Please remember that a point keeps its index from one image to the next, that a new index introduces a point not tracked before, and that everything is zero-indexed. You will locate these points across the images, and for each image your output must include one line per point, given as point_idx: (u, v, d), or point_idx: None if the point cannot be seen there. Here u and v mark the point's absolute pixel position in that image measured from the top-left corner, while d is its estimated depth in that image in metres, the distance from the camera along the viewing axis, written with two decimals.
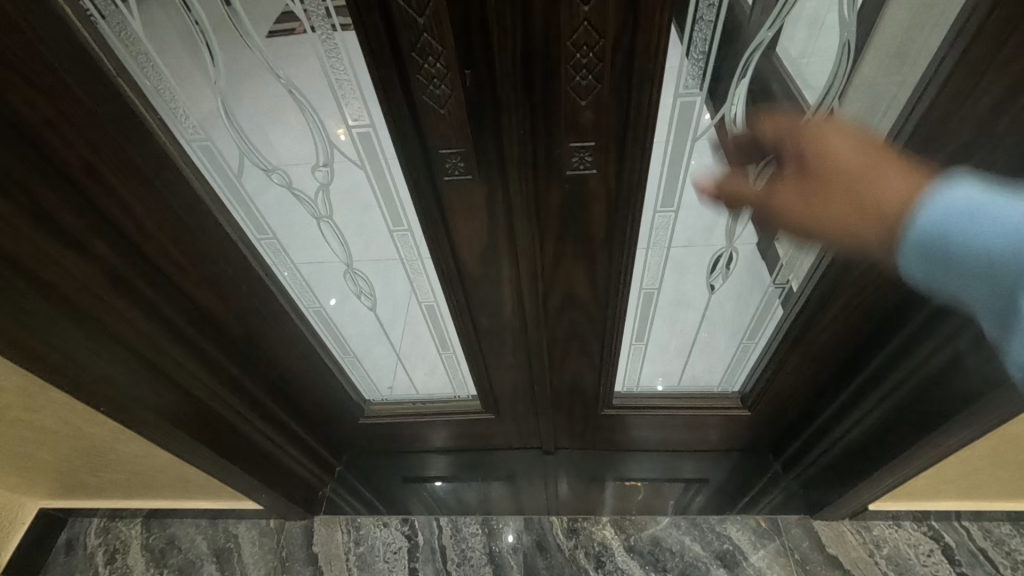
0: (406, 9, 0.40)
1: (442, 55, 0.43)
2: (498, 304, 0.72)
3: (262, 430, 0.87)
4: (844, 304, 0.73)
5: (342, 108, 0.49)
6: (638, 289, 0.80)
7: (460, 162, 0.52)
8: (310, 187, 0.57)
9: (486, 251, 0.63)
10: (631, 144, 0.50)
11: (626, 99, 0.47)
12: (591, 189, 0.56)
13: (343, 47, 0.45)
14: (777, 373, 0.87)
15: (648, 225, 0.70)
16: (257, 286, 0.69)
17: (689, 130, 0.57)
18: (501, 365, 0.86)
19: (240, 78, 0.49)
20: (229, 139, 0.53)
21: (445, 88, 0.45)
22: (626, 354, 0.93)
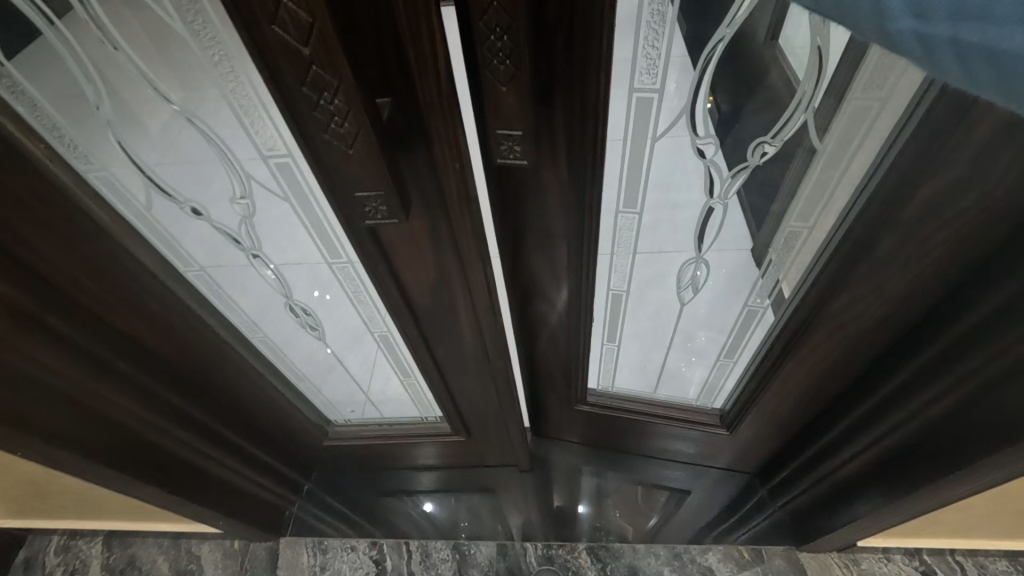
0: (285, 36, 0.32)
1: (338, 90, 0.35)
2: (457, 333, 0.67)
3: (215, 456, 0.82)
4: (828, 331, 0.69)
5: (253, 138, 0.43)
6: (605, 289, 0.77)
7: (382, 206, 0.45)
8: (231, 220, 0.51)
9: (438, 283, 0.58)
10: (578, 137, 0.54)
11: (562, 93, 0.52)
12: (540, 167, 0.60)
13: (240, 67, 0.38)
14: (761, 395, 0.83)
15: (611, 229, 0.67)
16: (190, 318, 0.63)
17: (647, 123, 0.54)
18: (468, 391, 0.82)
19: (132, 107, 0.42)
20: (131, 169, 0.45)
21: (351, 129, 0.37)
22: (597, 354, 0.91)
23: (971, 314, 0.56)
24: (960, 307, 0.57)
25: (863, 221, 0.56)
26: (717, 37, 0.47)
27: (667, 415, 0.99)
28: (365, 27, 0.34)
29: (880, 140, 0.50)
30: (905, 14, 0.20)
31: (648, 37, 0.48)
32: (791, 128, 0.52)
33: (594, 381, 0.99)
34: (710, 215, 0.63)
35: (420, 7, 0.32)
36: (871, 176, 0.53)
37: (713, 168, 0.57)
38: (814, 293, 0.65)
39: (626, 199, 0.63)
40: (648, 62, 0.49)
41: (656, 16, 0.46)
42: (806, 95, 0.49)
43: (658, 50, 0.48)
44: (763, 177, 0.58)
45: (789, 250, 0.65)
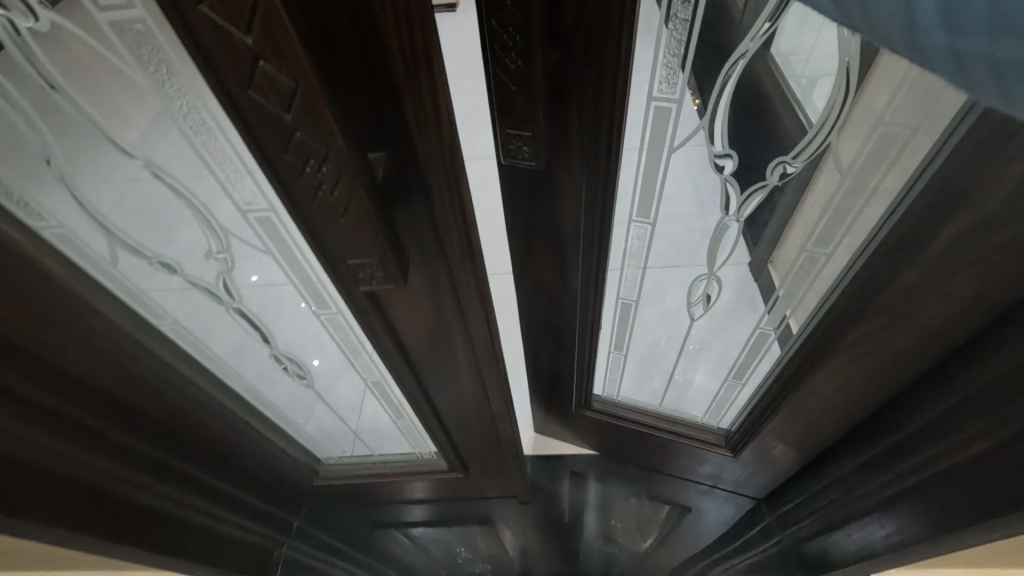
0: (262, 102, 0.27)
1: (328, 157, 0.30)
2: (457, 378, 0.63)
3: (208, 510, 0.76)
4: (842, 360, 0.67)
5: (230, 192, 0.39)
6: (615, 298, 0.84)
7: (377, 272, 0.40)
8: (208, 275, 0.46)
9: (435, 333, 0.54)
10: (588, 153, 0.58)
11: (576, 110, 0.55)
12: (550, 171, 0.63)
13: (209, 120, 0.34)
14: (771, 418, 0.83)
15: (625, 238, 0.73)
16: (167, 372, 0.58)
17: (666, 135, 0.58)
18: (468, 431, 0.78)
19: (89, 164, 0.36)
20: (91, 227, 0.40)
21: (345, 198, 0.32)
22: (605, 359, 0.98)
23: (1005, 358, 0.52)
24: (994, 347, 0.54)
25: (884, 250, 0.54)
26: (739, 55, 0.50)
27: (671, 423, 1.06)
28: (356, 74, 0.29)
29: (904, 178, 0.50)
30: (937, 28, 0.20)
31: (670, 45, 0.50)
32: (810, 151, 0.55)
33: (599, 388, 1.08)
34: (724, 231, 0.68)
35: (413, 49, 0.29)
36: (898, 204, 0.52)
37: (730, 185, 0.62)
38: (829, 325, 0.65)
39: (639, 209, 0.68)
40: (669, 69, 0.52)
41: (678, 32, 0.49)
42: (821, 123, 0.52)
43: (678, 59, 0.51)
44: (778, 199, 0.62)
45: (798, 278, 0.68)
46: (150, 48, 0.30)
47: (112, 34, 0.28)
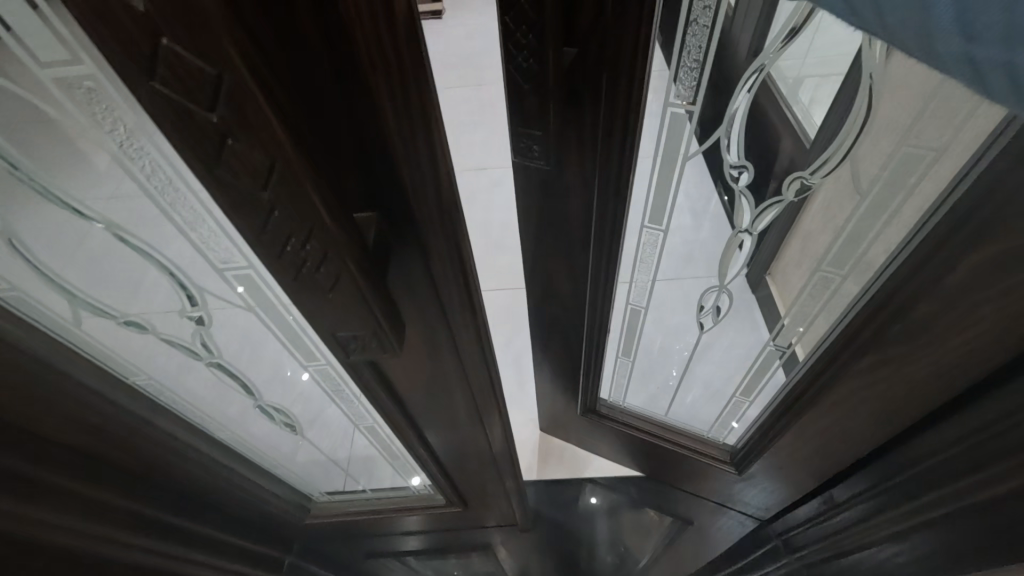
0: (230, 180, 0.23)
1: (310, 237, 0.27)
2: (454, 422, 0.60)
3: (205, 558, 0.72)
4: (852, 390, 0.65)
5: (204, 251, 0.35)
6: (624, 305, 0.82)
7: (367, 342, 0.37)
8: (185, 332, 0.43)
9: (433, 380, 0.51)
10: (602, 160, 0.55)
11: (589, 116, 0.52)
12: (563, 176, 0.60)
13: (176, 179, 0.29)
14: (781, 436, 0.81)
15: (635, 243, 0.71)
16: (146, 429, 0.54)
17: (681, 143, 0.55)
18: (467, 468, 0.75)
19: (43, 231, 0.32)
20: (51, 290, 0.36)
21: (335, 274, 0.29)
22: (614, 364, 0.97)
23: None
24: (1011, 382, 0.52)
25: (902, 274, 0.52)
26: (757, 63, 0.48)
27: (678, 433, 1.04)
28: (338, 127, 0.28)
29: (925, 205, 0.48)
30: (953, 34, 0.17)
31: (690, 53, 0.47)
32: (831, 167, 0.52)
33: (605, 392, 1.06)
34: (738, 245, 0.66)
35: (401, 89, 0.27)
36: (916, 232, 0.50)
37: (745, 197, 0.60)
38: (846, 351, 0.62)
39: (653, 215, 0.66)
40: (689, 76, 0.49)
41: (700, 32, 0.46)
42: (844, 144, 0.50)
43: (699, 70, 0.48)
44: (795, 215, 0.59)
45: (812, 300, 0.66)
46: (101, 103, 0.26)
47: (56, 90, 0.25)
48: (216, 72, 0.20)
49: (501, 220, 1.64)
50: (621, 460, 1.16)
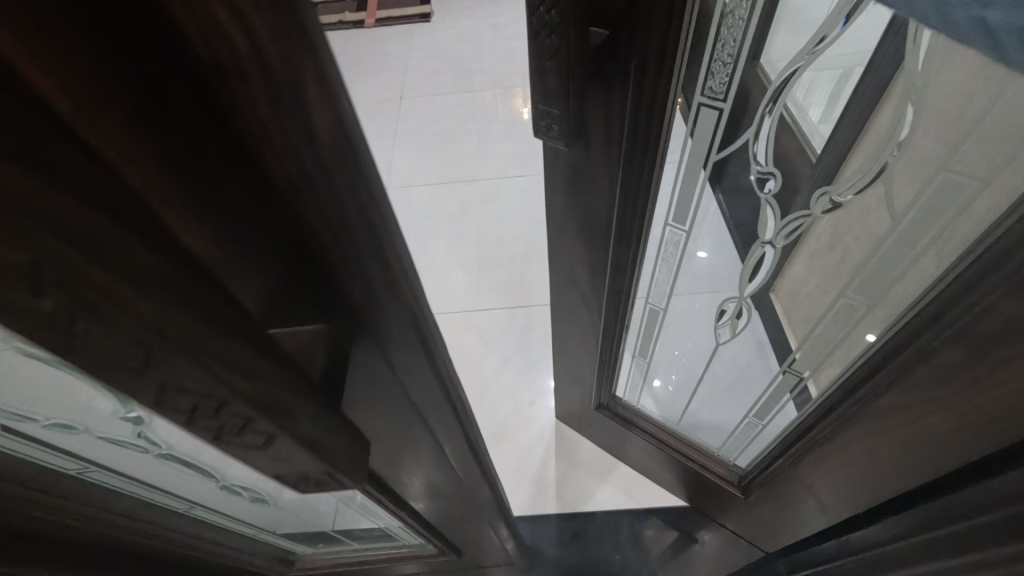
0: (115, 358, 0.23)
1: (219, 398, 0.28)
2: (455, 488, 0.56)
3: None
4: (865, 434, 0.62)
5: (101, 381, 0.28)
6: (644, 303, 0.83)
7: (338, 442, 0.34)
8: (123, 429, 0.38)
9: (429, 454, 0.47)
10: (626, 150, 0.53)
11: (613, 105, 0.50)
12: (586, 167, 0.58)
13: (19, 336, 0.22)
14: (793, 468, 0.78)
15: (657, 244, 0.71)
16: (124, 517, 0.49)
17: (705, 149, 0.56)
18: (467, 524, 0.71)
19: None
20: None
21: (261, 436, 0.31)
22: (629, 364, 0.99)
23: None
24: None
25: (922, 324, 0.49)
26: (789, 70, 0.50)
27: (690, 446, 1.03)
28: (258, 232, 0.25)
29: (960, 248, 0.45)
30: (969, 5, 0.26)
31: (725, 48, 0.48)
32: (859, 185, 0.51)
33: (621, 390, 1.08)
34: (762, 257, 0.66)
35: (323, 203, 0.24)
36: (946, 279, 0.46)
37: (770, 208, 0.60)
38: (861, 390, 0.59)
39: (675, 217, 0.66)
40: (722, 73, 0.49)
41: (731, 30, 0.47)
42: (874, 170, 0.50)
43: (733, 60, 0.48)
44: (811, 234, 0.60)
45: (836, 329, 0.64)
46: None
47: None
48: (30, 258, 0.19)
49: (514, 220, 1.61)
50: (637, 466, 1.15)
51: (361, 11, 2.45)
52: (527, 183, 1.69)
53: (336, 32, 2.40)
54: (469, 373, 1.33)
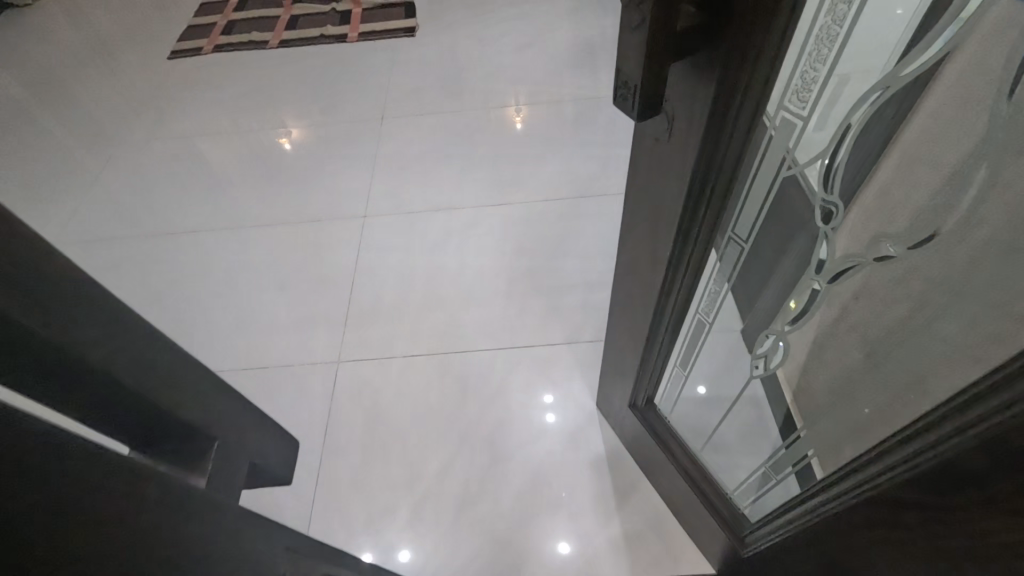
0: None
1: None
2: None
3: None
4: (874, 532, 0.53)
5: None
6: (691, 315, 0.78)
7: None
8: None
9: None
10: (705, 148, 0.48)
11: (698, 96, 0.44)
12: (667, 163, 0.55)
13: None
14: (790, 544, 0.70)
15: (719, 255, 0.66)
16: None
17: (777, 160, 0.53)
18: None
19: None
20: None
21: None
22: (669, 373, 0.94)
23: None
24: None
25: (949, 409, 0.42)
26: (866, 96, 0.45)
27: (706, 477, 0.97)
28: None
29: (1010, 343, 0.38)
30: None
31: (814, 55, 0.45)
32: (920, 237, 0.47)
33: (660, 398, 1.03)
34: (813, 294, 0.61)
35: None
36: (985, 378, 0.39)
37: (828, 239, 0.56)
38: (873, 468, 0.51)
39: (738, 229, 0.62)
40: (805, 77, 0.46)
41: (825, 41, 0.44)
42: (931, 216, 0.45)
43: (818, 72, 0.46)
44: (863, 279, 0.55)
45: (884, 391, 0.58)
46: None
47: None
48: None
49: (510, 247, 1.54)
50: (662, 492, 1.10)
51: (346, 25, 2.38)
52: (512, 213, 1.62)
53: (320, 46, 2.32)
54: (445, 422, 1.26)
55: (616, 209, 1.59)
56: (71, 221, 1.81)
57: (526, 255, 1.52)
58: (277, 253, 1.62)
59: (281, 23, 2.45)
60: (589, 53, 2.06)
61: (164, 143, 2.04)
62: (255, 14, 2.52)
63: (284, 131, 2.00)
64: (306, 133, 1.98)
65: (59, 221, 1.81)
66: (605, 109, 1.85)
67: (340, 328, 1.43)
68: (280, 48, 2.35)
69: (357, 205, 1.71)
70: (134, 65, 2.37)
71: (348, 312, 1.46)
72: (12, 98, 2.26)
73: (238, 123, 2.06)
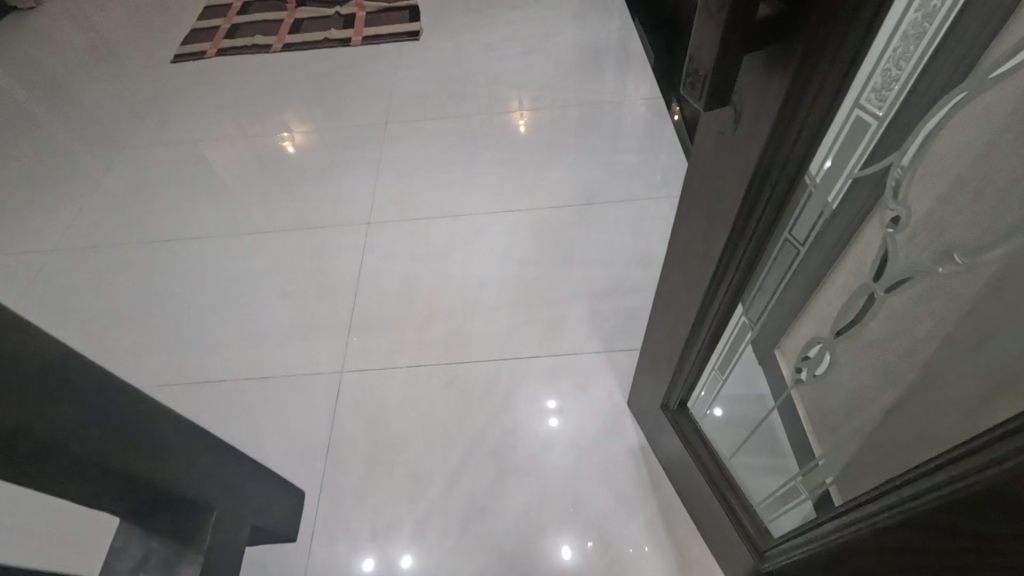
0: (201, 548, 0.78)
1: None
2: None
3: None
4: (922, 548, 0.51)
5: None
6: (736, 319, 0.75)
7: None
8: None
9: None
10: (774, 136, 0.46)
11: (769, 92, 0.44)
12: (728, 158, 0.54)
13: None
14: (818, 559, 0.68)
15: (773, 258, 0.64)
16: None
17: (846, 163, 0.52)
18: None
19: None
20: None
21: None
22: (705, 377, 0.92)
23: None
24: None
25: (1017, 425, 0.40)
26: (951, 99, 0.45)
27: (732, 484, 0.93)
28: None
29: None
30: None
31: (898, 57, 0.45)
32: (989, 246, 0.46)
33: (692, 402, 1.01)
34: (870, 302, 0.60)
35: None
36: None
37: (891, 246, 0.55)
38: (924, 482, 0.49)
39: (796, 231, 0.59)
40: (885, 79, 0.46)
41: (907, 44, 0.44)
42: (1003, 224, 0.44)
43: (899, 74, 0.46)
44: (923, 287, 0.54)
45: (933, 405, 0.57)
46: None
47: None
48: None
49: (515, 253, 1.53)
50: (684, 497, 1.09)
51: (348, 29, 2.37)
52: (516, 221, 1.60)
53: (323, 49, 2.31)
54: (450, 432, 1.25)
55: (623, 216, 1.57)
56: (73, 224, 1.80)
57: (531, 263, 1.50)
58: (279, 260, 1.61)
59: (283, 27, 2.44)
60: (594, 58, 2.05)
61: (170, 145, 2.03)
62: (255, 18, 2.51)
63: (288, 132, 2.01)
64: (310, 134, 1.98)
65: (59, 227, 1.79)
66: (610, 115, 1.84)
67: (342, 337, 1.41)
68: (283, 51, 2.34)
69: (360, 212, 1.69)
70: (136, 69, 2.37)
71: (350, 321, 1.44)
72: (14, 102, 2.25)
73: (244, 124, 2.06)
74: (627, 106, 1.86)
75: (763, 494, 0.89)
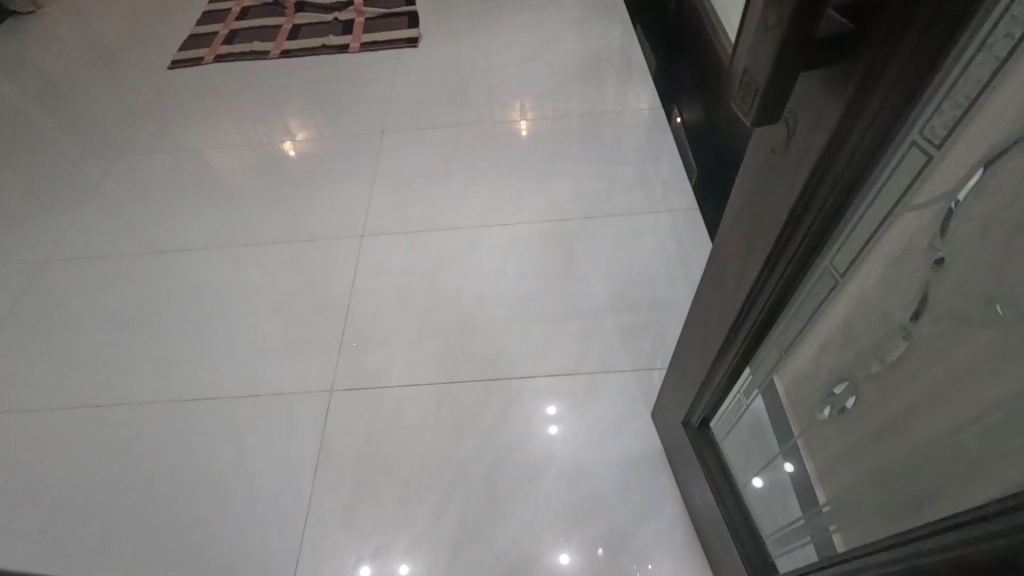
0: None
1: None
2: None
3: None
4: None
5: None
6: (770, 346, 0.73)
7: None
8: None
9: None
10: (824, 160, 0.45)
11: (827, 110, 0.42)
12: (776, 176, 0.52)
13: None
14: None
15: (810, 288, 0.61)
16: None
17: (896, 196, 0.48)
18: None
19: None
20: None
21: None
22: (730, 399, 0.89)
23: None
24: None
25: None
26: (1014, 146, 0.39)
27: (742, 512, 0.90)
28: None
29: None
30: None
31: (967, 89, 0.39)
32: None
33: (715, 423, 0.98)
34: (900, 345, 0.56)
35: None
36: None
37: (930, 290, 0.50)
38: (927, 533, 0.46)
39: (839, 262, 0.57)
40: (950, 113, 0.40)
41: (978, 77, 0.38)
42: None
43: (968, 108, 0.40)
44: (957, 344, 0.49)
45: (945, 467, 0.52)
46: None
47: None
48: None
49: (513, 264, 1.51)
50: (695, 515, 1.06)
51: (347, 35, 2.35)
52: (514, 233, 1.57)
53: (321, 56, 2.29)
54: (443, 448, 1.22)
55: (627, 227, 1.54)
56: (72, 226, 1.80)
57: (526, 278, 1.47)
58: (274, 270, 1.59)
59: (281, 34, 2.42)
60: (597, 65, 2.02)
61: (168, 150, 2.02)
62: (256, 23, 2.50)
63: (289, 135, 2.00)
64: (311, 138, 1.97)
65: (57, 230, 1.79)
66: (615, 123, 1.81)
67: (335, 351, 1.39)
68: (279, 59, 2.32)
69: (355, 221, 1.67)
70: (137, 73, 2.36)
71: (343, 336, 1.42)
72: (15, 105, 2.25)
73: (245, 127, 2.06)
74: (631, 114, 1.83)
75: (774, 526, 0.85)
